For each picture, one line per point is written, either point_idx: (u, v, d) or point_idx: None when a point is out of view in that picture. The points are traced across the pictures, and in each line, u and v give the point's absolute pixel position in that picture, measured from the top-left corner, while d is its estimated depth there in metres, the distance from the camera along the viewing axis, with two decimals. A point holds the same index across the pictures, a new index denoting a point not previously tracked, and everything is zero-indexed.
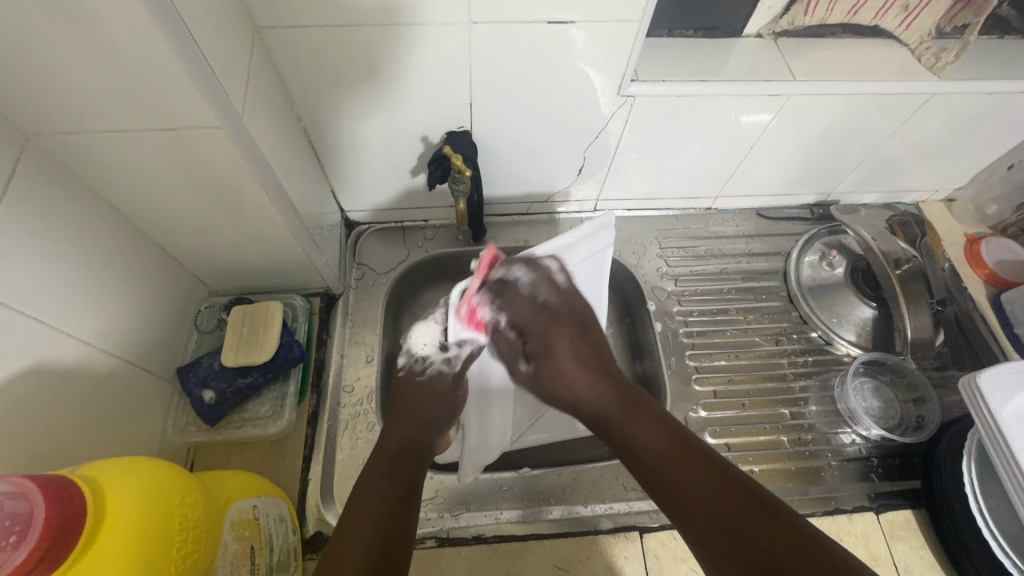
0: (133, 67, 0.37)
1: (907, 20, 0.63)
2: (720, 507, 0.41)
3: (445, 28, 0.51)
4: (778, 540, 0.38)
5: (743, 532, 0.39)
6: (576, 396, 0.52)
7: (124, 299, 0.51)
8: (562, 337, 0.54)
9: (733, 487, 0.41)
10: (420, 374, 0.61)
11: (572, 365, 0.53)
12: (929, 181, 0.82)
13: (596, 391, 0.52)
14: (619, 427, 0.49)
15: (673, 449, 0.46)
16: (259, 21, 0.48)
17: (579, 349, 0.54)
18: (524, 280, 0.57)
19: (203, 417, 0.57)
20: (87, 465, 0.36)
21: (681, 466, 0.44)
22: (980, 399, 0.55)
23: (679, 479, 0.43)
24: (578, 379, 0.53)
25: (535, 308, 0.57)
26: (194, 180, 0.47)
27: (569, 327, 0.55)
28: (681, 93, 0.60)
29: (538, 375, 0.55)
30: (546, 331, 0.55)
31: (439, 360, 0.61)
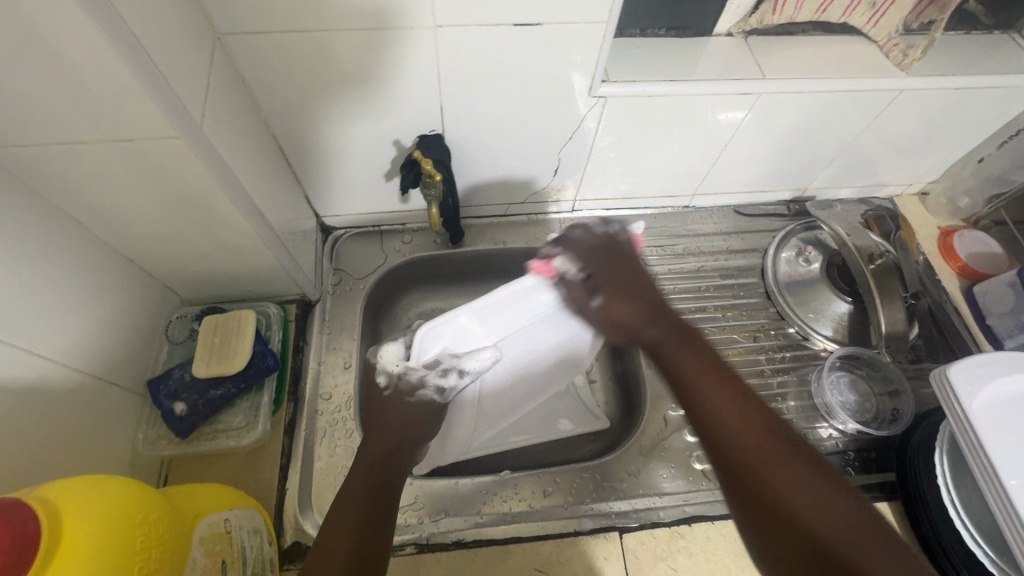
0: (82, 75, 0.35)
1: (874, 17, 0.64)
2: (766, 456, 0.41)
3: (411, 31, 0.51)
4: (821, 507, 0.38)
5: (782, 489, 0.39)
6: (630, 330, 0.52)
7: (89, 314, 0.51)
8: (617, 271, 0.54)
9: (785, 443, 0.41)
10: (409, 395, 0.53)
11: (625, 305, 0.52)
12: (903, 175, 0.83)
13: (642, 327, 0.52)
14: (669, 357, 0.49)
15: (736, 404, 0.44)
16: (218, 26, 0.48)
17: (630, 284, 0.53)
18: (597, 240, 0.55)
19: (174, 431, 0.56)
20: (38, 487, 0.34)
21: (734, 417, 0.43)
22: (950, 391, 0.56)
23: (740, 436, 0.42)
24: (633, 318, 0.52)
25: (602, 252, 0.54)
26: (155, 190, 0.47)
27: (614, 282, 0.53)
28: (652, 92, 0.60)
29: (606, 313, 0.53)
30: (597, 274, 0.53)
31: (433, 385, 0.53)
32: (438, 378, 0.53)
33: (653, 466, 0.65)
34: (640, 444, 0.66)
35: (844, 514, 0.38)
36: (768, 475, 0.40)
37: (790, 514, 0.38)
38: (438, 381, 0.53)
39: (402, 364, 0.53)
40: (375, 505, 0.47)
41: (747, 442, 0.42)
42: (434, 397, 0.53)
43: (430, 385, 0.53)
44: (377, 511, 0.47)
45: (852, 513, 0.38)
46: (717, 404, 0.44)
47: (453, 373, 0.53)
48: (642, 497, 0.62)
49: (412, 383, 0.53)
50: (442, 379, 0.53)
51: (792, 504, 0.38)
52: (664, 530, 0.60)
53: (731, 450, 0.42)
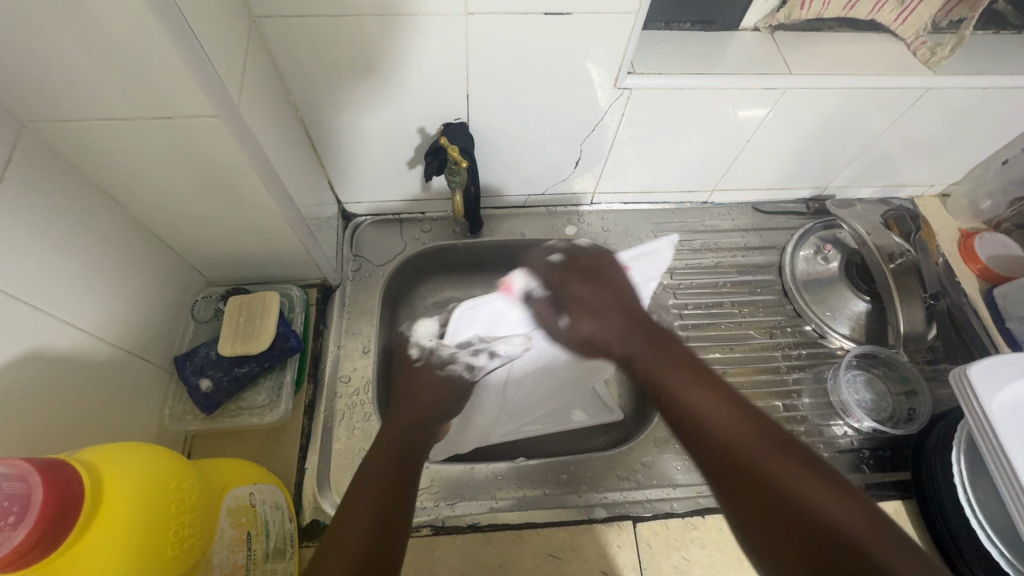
0: (128, 51, 0.36)
1: (903, 14, 0.63)
2: (739, 437, 0.44)
3: (441, 18, 0.51)
4: (792, 475, 0.40)
5: (755, 461, 0.42)
6: (607, 343, 0.59)
7: (120, 289, 0.52)
8: (585, 292, 0.61)
9: (757, 425, 0.44)
10: (440, 369, 0.59)
11: (597, 321, 0.60)
12: (924, 176, 0.82)
13: (620, 338, 0.58)
14: (645, 361, 0.54)
15: (708, 394, 0.48)
16: (254, 9, 0.48)
17: (601, 303, 0.60)
18: (560, 261, 0.63)
19: (199, 407, 0.57)
20: (88, 451, 0.36)
21: (710, 405, 0.47)
22: (970, 390, 0.56)
23: (711, 418, 0.46)
24: (611, 333, 0.58)
25: (570, 270, 0.62)
26: (189, 168, 0.47)
27: (583, 301, 0.61)
28: (677, 85, 0.61)
29: (578, 330, 0.61)
30: (568, 291, 0.61)
31: (463, 361, 0.61)
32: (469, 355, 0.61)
33: (667, 458, 0.65)
34: (654, 436, 0.66)
35: (819, 484, 0.40)
36: (741, 451, 0.43)
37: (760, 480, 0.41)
38: (468, 358, 0.61)
39: (434, 340, 0.62)
40: (395, 480, 0.46)
41: (716, 422, 0.45)
42: (462, 372, 0.60)
43: (460, 362, 0.60)
44: (397, 488, 0.46)
45: (822, 483, 0.40)
46: (692, 395, 0.48)
47: (484, 352, 0.62)
48: (656, 488, 0.63)
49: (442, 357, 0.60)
50: (473, 358, 0.61)
51: (767, 475, 0.41)
52: (677, 521, 0.61)
53: (711, 435, 0.45)
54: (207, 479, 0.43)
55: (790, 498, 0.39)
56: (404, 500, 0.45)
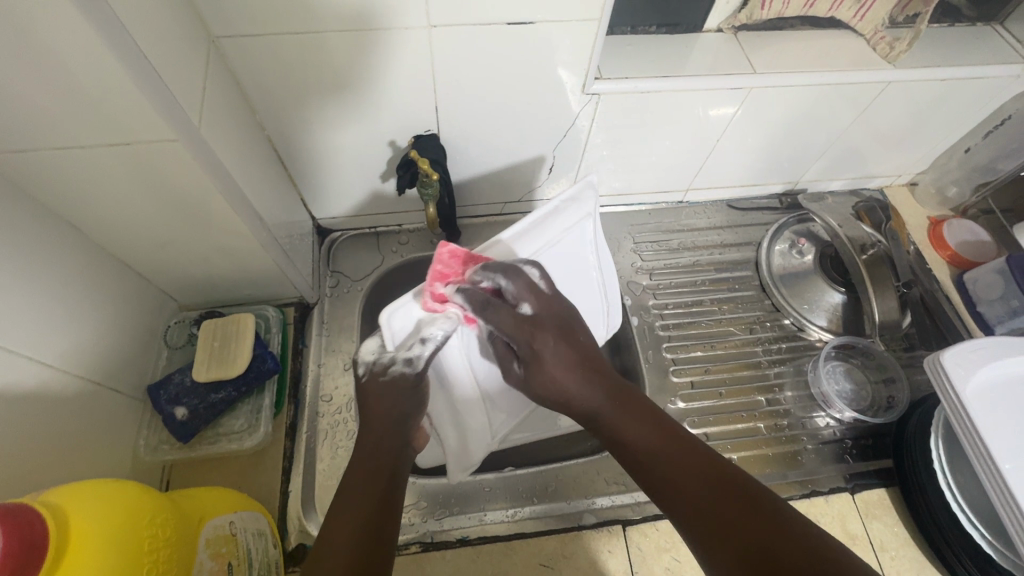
0: (79, 79, 0.35)
1: (861, 11, 0.65)
2: (719, 503, 0.40)
3: (404, 32, 0.51)
4: (765, 528, 0.37)
5: (744, 537, 0.37)
6: (569, 402, 0.49)
7: (87, 320, 0.50)
8: (552, 348, 0.49)
9: (719, 474, 0.42)
10: (384, 375, 0.49)
11: (568, 373, 0.48)
12: (892, 166, 0.84)
13: (578, 397, 0.49)
14: (609, 417, 0.48)
15: (676, 451, 0.44)
16: (212, 29, 0.48)
17: (569, 360, 0.49)
18: (528, 309, 0.49)
19: (176, 435, 0.56)
20: (93, 488, 0.36)
21: (680, 466, 0.43)
22: (944, 376, 0.57)
23: (681, 484, 0.42)
24: (573, 385, 0.49)
25: (534, 320, 0.49)
26: (152, 193, 0.46)
27: (552, 335, 0.49)
28: (644, 89, 0.61)
29: (540, 385, 0.49)
30: (535, 345, 0.48)
31: (402, 358, 0.49)
32: (405, 350, 0.49)
33: None
34: None
35: (812, 557, 0.35)
36: (720, 517, 0.39)
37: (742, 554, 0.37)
38: (405, 353, 0.49)
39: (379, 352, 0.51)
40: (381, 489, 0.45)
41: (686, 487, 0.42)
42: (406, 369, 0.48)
43: (399, 360, 0.49)
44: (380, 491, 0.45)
45: (803, 547, 0.36)
46: (657, 449, 0.44)
47: (420, 339, 0.48)
48: (644, 490, 0.63)
49: (386, 362, 0.49)
50: (407, 351, 0.49)
51: (768, 556, 0.36)
52: (666, 523, 0.61)
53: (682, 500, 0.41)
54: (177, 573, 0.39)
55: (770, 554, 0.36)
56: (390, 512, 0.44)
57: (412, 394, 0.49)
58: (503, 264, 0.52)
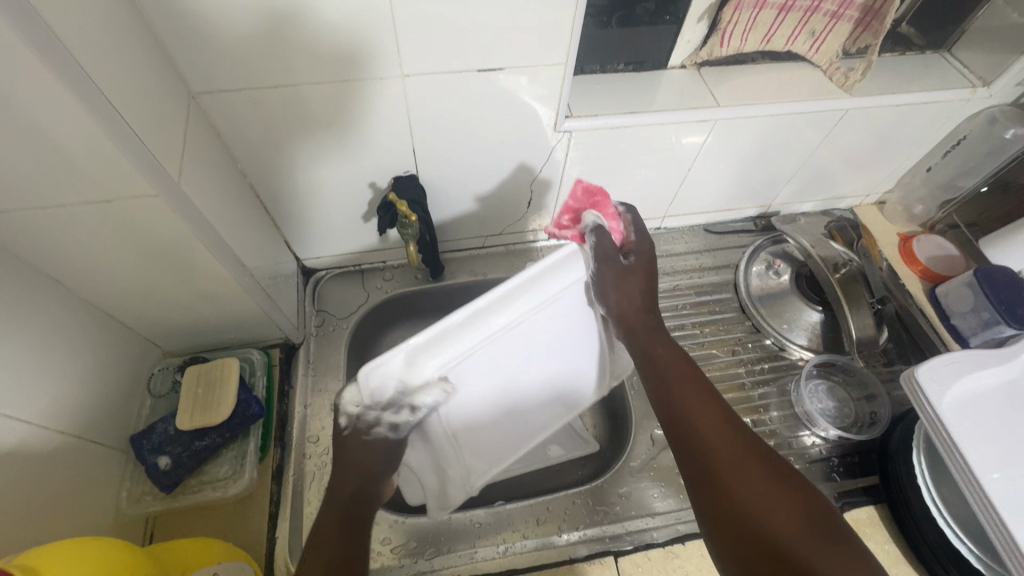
0: (60, 143, 0.37)
1: (815, 44, 0.68)
2: (727, 452, 0.44)
3: (380, 81, 0.53)
4: (772, 496, 0.40)
5: (745, 485, 0.41)
6: (630, 312, 0.55)
7: (69, 373, 0.50)
8: (643, 270, 0.56)
9: (750, 445, 0.44)
10: (367, 434, 0.47)
11: (637, 292, 0.55)
12: (859, 186, 0.87)
13: (633, 322, 0.55)
14: (654, 355, 0.53)
15: (703, 402, 0.48)
16: (193, 86, 0.50)
17: (648, 285, 0.56)
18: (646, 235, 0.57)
19: (159, 486, 0.55)
20: (75, 548, 0.36)
21: (706, 415, 0.47)
22: (920, 391, 0.57)
23: (701, 425, 0.46)
24: (635, 309, 0.55)
25: (642, 245, 0.56)
26: (133, 246, 0.47)
27: (641, 271, 0.56)
28: (614, 124, 0.64)
29: (623, 278, 0.54)
30: (637, 258, 0.56)
31: (388, 422, 0.48)
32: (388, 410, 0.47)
33: (644, 486, 0.65)
34: (629, 465, 0.67)
35: (805, 520, 0.39)
36: (726, 463, 0.43)
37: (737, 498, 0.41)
38: (387, 413, 0.47)
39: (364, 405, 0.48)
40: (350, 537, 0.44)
41: (705, 430, 0.45)
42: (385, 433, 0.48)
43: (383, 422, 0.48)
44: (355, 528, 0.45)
45: (796, 508, 0.40)
46: (687, 397, 0.48)
47: (411, 408, 0.47)
48: (635, 519, 0.63)
49: (369, 422, 0.47)
50: (390, 412, 0.47)
51: (758, 508, 0.40)
52: (658, 551, 0.61)
53: (697, 439, 0.45)
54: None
55: (768, 516, 0.39)
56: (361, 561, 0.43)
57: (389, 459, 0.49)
58: (512, 305, 0.49)
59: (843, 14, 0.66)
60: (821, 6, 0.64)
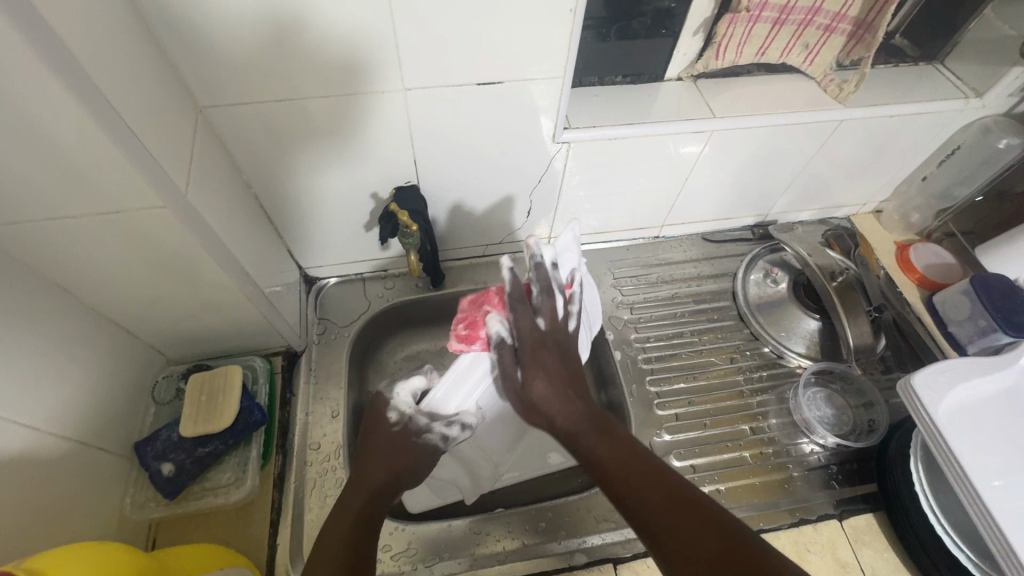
0: (74, 156, 0.38)
1: (810, 57, 0.70)
2: (671, 513, 0.39)
3: (383, 95, 0.55)
4: (727, 545, 0.36)
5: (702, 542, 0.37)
6: (549, 414, 0.51)
7: (75, 381, 0.51)
8: (550, 363, 0.54)
9: (687, 493, 0.40)
10: (417, 436, 0.55)
11: (543, 384, 0.52)
12: (855, 196, 0.88)
13: (550, 407, 0.51)
14: (583, 439, 0.48)
15: (632, 461, 0.44)
16: (200, 101, 0.51)
17: (557, 373, 0.53)
18: (544, 323, 0.55)
19: (163, 492, 0.56)
20: (79, 555, 0.36)
21: (638, 475, 0.43)
22: (916, 399, 0.58)
23: (640, 493, 0.42)
24: (557, 406, 0.51)
25: (534, 339, 0.54)
26: (142, 255, 0.48)
27: (546, 366, 0.53)
28: (611, 135, 0.65)
29: (527, 389, 0.53)
30: (535, 351, 0.54)
31: (438, 431, 0.55)
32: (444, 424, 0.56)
33: None
34: None
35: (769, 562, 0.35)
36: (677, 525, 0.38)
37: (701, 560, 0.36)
38: (442, 427, 0.56)
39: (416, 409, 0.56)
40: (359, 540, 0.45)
41: (646, 496, 0.41)
42: (437, 441, 0.56)
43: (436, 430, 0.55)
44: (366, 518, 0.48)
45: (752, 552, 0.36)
46: (607, 461, 0.45)
47: (458, 425, 0.56)
48: None
49: (422, 427, 0.55)
50: (446, 427, 0.56)
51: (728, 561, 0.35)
52: (657, 559, 0.61)
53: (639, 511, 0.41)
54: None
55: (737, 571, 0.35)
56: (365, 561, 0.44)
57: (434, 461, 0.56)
58: None
59: (837, 27, 0.67)
60: (815, 19, 0.66)
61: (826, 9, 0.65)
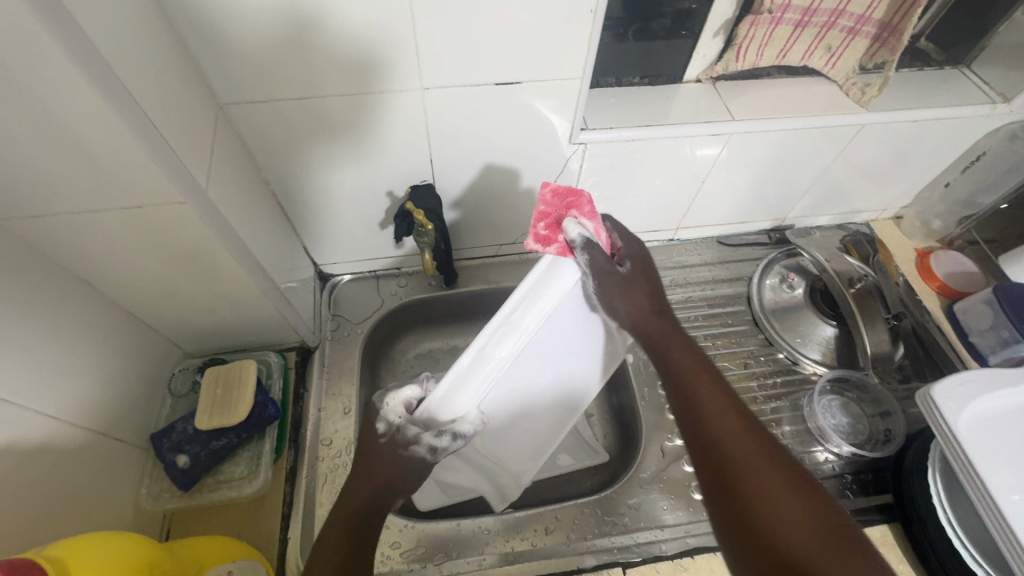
0: (98, 151, 0.38)
1: (832, 60, 0.69)
2: (742, 461, 0.40)
3: (401, 94, 0.55)
4: (791, 509, 0.37)
5: (759, 496, 0.38)
6: (631, 317, 0.51)
7: (94, 372, 0.52)
8: (637, 297, 0.51)
9: (775, 453, 0.40)
10: (403, 448, 0.46)
11: (637, 298, 0.51)
12: (875, 201, 0.87)
13: (642, 317, 0.51)
14: (676, 356, 0.48)
15: (723, 404, 0.44)
16: (222, 97, 0.51)
17: (651, 296, 0.52)
18: (627, 269, 0.52)
19: (177, 483, 0.57)
20: (97, 544, 0.37)
21: (728, 418, 0.43)
22: (936, 412, 0.57)
23: (724, 428, 0.42)
24: (642, 311, 0.51)
25: (640, 257, 0.53)
26: (162, 250, 0.49)
27: (643, 278, 0.52)
28: (628, 137, 0.64)
29: (616, 295, 0.51)
30: (632, 263, 0.53)
31: (427, 442, 0.46)
32: (434, 436, 0.46)
33: (653, 498, 0.65)
34: (638, 476, 0.67)
35: (835, 542, 0.35)
36: (745, 472, 0.39)
37: (756, 512, 0.37)
38: (433, 439, 0.46)
39: (405, 416, 0.47)
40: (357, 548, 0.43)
41: (729, 432, 0.42)
42: (423, 456, 0.46)
43: (424, 443, 0.46)
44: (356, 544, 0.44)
45: (817, 525, 0.36)
46: (704, 399, 0.44)
47: (451, 434, 0.46)
48: (644, 531, 0.62)
49: (410, 437, 0.46)
50: (436, 439, 0.46)
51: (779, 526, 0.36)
52: (666, 564, 0.60)
53: (712, 443, 0.42)
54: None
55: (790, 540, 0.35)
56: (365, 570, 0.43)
57: (423, 475, 0.49)
58: (537, 307, 0.48)
59: (861, 30, 0.66)
60: (838, 21, 0.65)
61: (849, 11, 0.64)
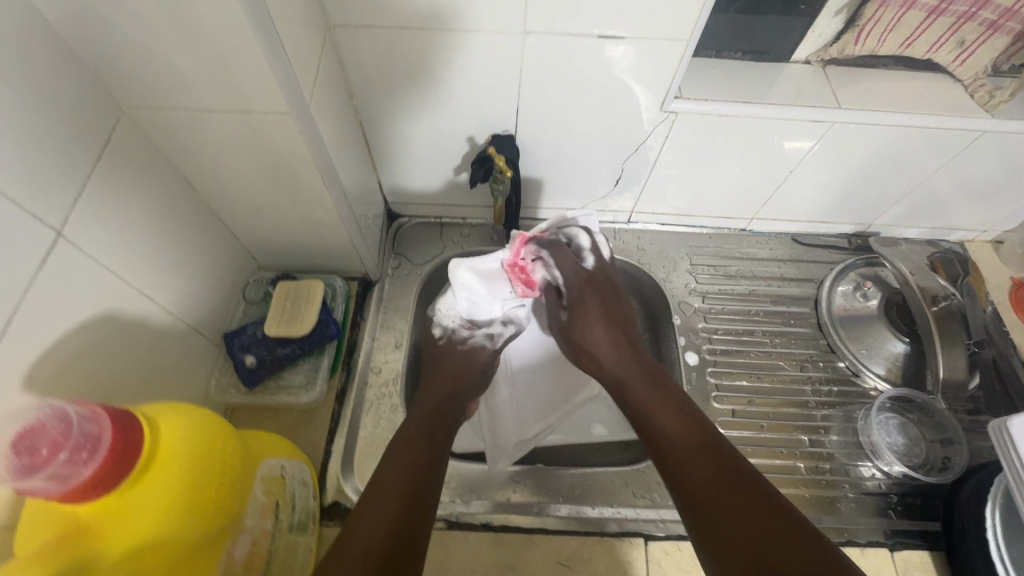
0: (222, 52, 0.40)
1: (961, 57, 0.64)
2: (707, 472, 0.47)
3: (501, 36, 0.54)
4: (753, 514, 0.43)
5: (724, 503, 0.44)
6: (601, 360, 0.61)
7: (185, 266, 0.56)
8: (595, 304, 0.62)
9: (717, 447, 0.49)
10: (461, 344, 0.65)
11: (600, 330, 0.62)
12: (977, 221, 0.80)
13: (605, 352, 0.61)
14: (634, 390, 0.57)
15: (676, 415, 0.53)
16: (331, 19, 0.53)
17: (606, 312, 0.63)
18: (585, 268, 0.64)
19: (244, 380, 0.61)
20: (186, 411, 0.41)
21: (668, 416, 0.53)
22: (1008, 443, 0.54)
23: (686, 450, 0.49)
24: (606, 350, 0.61)
25: (588, 281, 0.63)
26: (259, 159, 0.52)
27: (597, 307, 0.63)
28: (723, 112, 0.62)
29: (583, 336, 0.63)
30: (583, 301, 0.63)
31: (482, 334, 0.65)
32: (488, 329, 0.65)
33: None
34: None
35: (793, 533, 0.41)
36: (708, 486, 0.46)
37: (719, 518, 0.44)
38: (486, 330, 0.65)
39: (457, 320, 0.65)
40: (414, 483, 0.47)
41: (688, 450, 0.49)
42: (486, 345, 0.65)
43: (480, 334, 0.65)
44: (427, 463, 0.50)
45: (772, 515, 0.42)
46: (666, 426, 0.52)
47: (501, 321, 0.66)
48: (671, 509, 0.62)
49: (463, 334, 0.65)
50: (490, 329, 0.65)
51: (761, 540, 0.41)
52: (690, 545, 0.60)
53: (676, 457, 0.49)
54: (237, 504, 0.43)
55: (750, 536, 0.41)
56: (420, 506, 0.46)
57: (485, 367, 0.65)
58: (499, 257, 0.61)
59: (1003, 25, 0.60)
60: (979, 13, 0.60)
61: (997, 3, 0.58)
